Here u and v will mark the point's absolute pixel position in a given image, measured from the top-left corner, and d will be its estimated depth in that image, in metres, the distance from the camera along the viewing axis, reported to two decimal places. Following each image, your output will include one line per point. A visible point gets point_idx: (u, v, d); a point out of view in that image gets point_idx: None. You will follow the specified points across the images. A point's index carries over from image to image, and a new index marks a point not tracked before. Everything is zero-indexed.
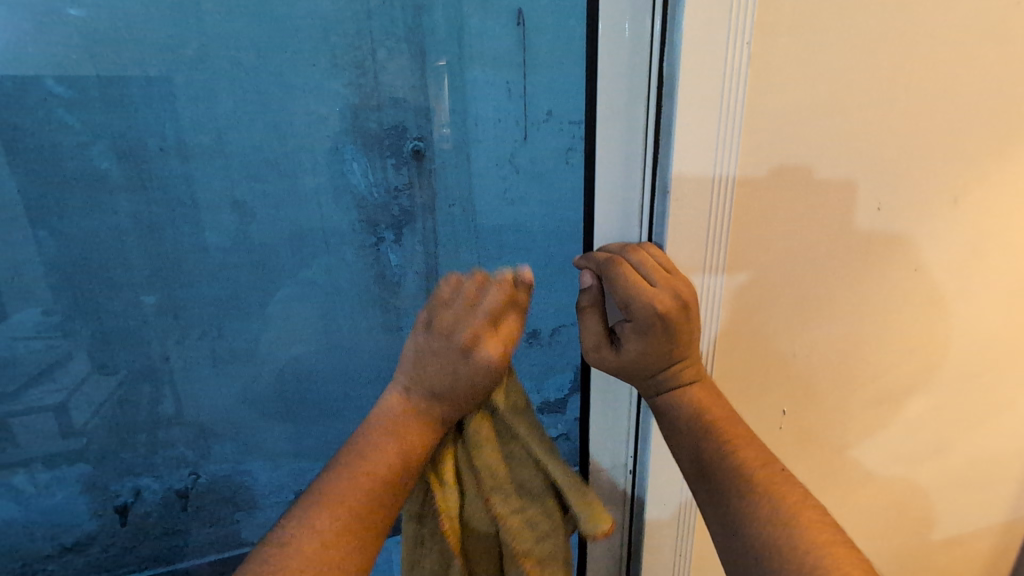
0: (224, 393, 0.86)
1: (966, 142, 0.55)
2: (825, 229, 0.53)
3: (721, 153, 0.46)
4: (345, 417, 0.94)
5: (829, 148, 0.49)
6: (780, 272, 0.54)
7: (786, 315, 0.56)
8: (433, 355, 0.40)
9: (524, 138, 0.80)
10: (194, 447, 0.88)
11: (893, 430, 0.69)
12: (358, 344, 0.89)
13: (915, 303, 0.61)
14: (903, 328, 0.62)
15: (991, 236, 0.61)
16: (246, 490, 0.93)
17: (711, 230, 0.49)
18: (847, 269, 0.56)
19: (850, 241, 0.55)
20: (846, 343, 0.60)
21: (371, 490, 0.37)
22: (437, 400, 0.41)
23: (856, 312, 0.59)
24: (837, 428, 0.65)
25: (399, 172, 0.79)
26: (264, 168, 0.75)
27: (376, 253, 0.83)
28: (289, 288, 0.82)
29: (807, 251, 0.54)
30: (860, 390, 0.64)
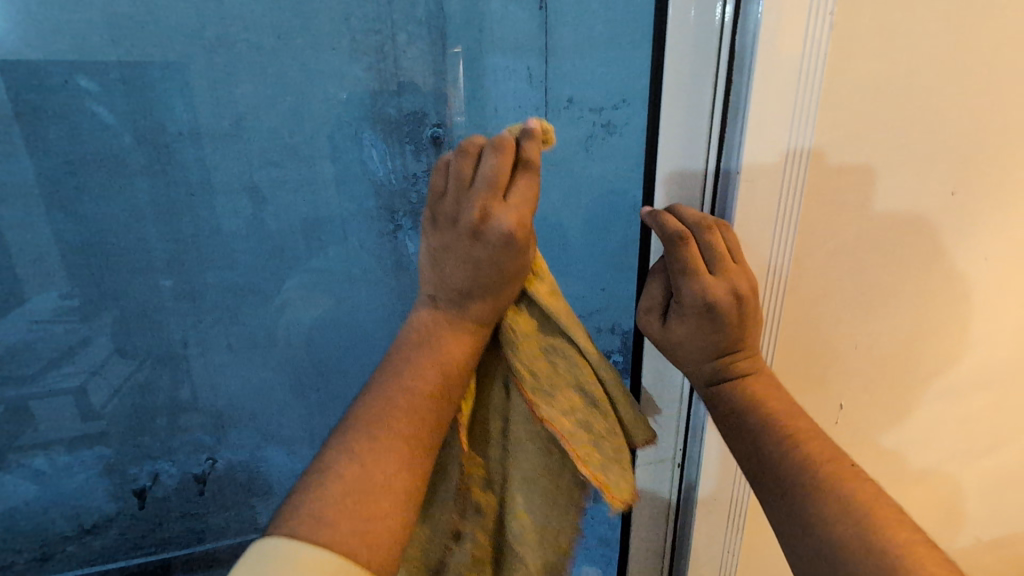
0: (239, 378, 0.85)
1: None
2: (883, 219, 0.54)
3: (794, 135, 0.48)
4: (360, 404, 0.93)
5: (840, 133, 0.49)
6: (844, 262, 0.55)
7: (840, 310, 0.57)
8: (452, 246, 0.50)
9: (545, 124, 0.78)
10: (212, 433, 0.87)
11: (943, 421, 0.67)
12: (378, 333, 0.88)
13: (980, 294, 0.61)
14: (965, 316, 0.61)
15: None
16: (263, 476, 0.92)
17: (777, 210, 0.51)
18: (911, 259, 0.56)
19: (914, 228, 0.55)
20: (910, 335, 0.60)
21: (429, 410, 0.49)
22: (466, 286, 0.51)
23: (923, 303, 0.59)
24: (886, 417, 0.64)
25: (418, 159, 0.78)
26: (281, 154, 0.74)
27: (393, 241, 0.82)
28: (306, 275, 0.82)
29: (870, 240, 0.54)
30: (915, 381, 0.63)
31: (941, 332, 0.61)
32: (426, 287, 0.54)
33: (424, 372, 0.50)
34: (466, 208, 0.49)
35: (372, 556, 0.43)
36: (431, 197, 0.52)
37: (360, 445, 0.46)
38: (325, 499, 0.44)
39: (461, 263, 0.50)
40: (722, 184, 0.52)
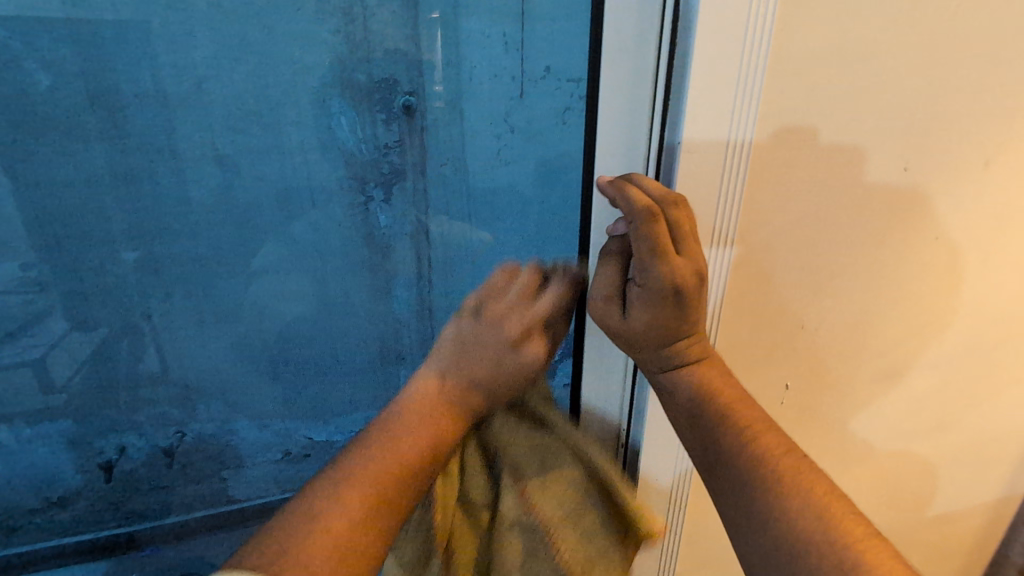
0: (207, 351, 0.84)
1: (986, 113, 0.54)
2: (840, 193, 0.53)
3: (735, 118, 0.46)
4: (331, 377, 0.92)
5: (801, 104, 0.47)
6: (801, 239, 0.54)
7: (795, 287, 0.56)
8: (475, 340, 0.50)
9: (521, 95, 0.75)
10: (180, 406, 0.85)
11: (894, 399, 0.68)
12: (351, 307, 0.88)
13: (936, 273, 0.61)
14: (920, 293, 0.62)
15: (1014, 206, 0.60)
16: (233, 449, 0.89)
17: (720, 184, 0.49)
18: (867, 233, 0.56)
19: (870, 199, 0.54)
20: (862, 313, 0.61)
21: (393, 460, 0.43)
22: (474, 388, 0.49)
23: (878, 280, 0.59)
24: (839, 396, 0.65)
25: (389, 128, 0.76)
26: (245, 120, 0.71)
27: (364, 213, 0.80)
28: (275, 246, 0.80)
29: (829, 217, 0.54)
30: (870, 360, 0.64)
31: (896, 310, 0.62)
32: (437, 360, 0.50)
33: (409, 418, 0.46)
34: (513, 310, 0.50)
35: (349, 533, 0.39)
36: (484, 292, 0.52)
37: (355, 476, 0.41)
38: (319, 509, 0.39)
39: (482, 357, 0.49)
40: (665, 157, 0.49)
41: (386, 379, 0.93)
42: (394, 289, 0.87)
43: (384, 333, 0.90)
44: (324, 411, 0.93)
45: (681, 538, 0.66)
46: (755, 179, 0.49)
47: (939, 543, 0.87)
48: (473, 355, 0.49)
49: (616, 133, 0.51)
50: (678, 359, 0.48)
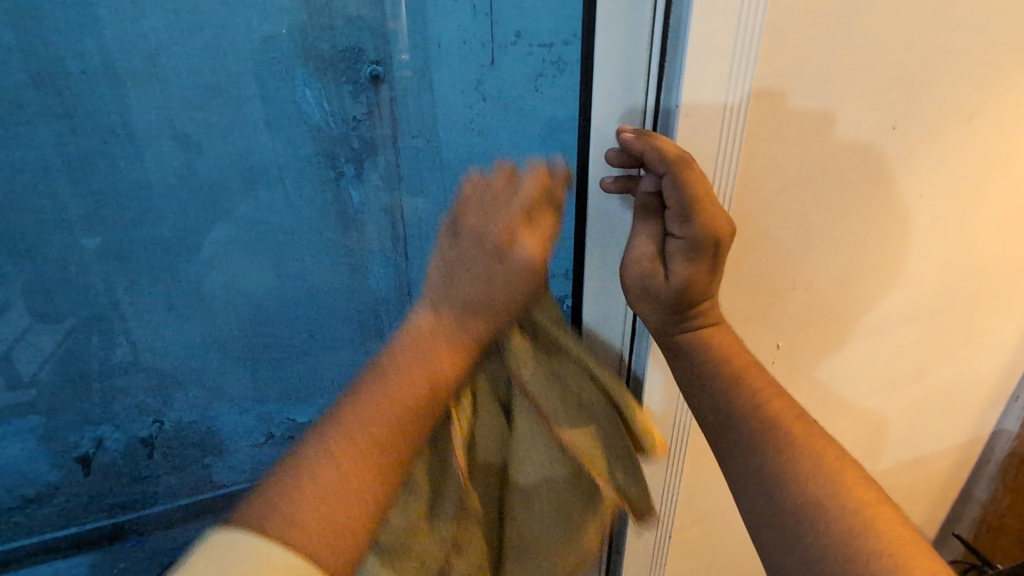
0: (177, 338, 0.80)
1: (959, 67, 0.54)
2: (826, 152, 0.53)
3: (732, 80, 0.47)
4: (310, 359, 0.90)
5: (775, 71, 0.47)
6: (793, 202, 0.55)
7: (788, 251, 0.57)
8: (465, 262, 0.57)
9: (492, 62, 0.73)
10: (156, 395, 0.83)
11: (878, 358, 0.71)
12: (326, 286, 0.85)
13: (915, 228, 0.62)
14: (902, 249, 0.63)
15: (992, 157, 0.61)
16: (214, 435, 0.89)
17: (719, 147, 0.50)
18: (853, 192, 0.57)
19: (854, 157, 0.55)
20: (849, 273, 0.62)
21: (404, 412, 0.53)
22: (472, 318, 0.56)
23: (863, 239, 0.60)
24: (828, 358, 0.67)
25: (357, 99, 0.73)
26: (204, 96, 0.67)
27: (335, 189, 0.78)
28: (240, 222, 0.76)
29: (818, 178, 0.54)
30: (857, 320, 0.66)
31: (880, 267, 0.63)
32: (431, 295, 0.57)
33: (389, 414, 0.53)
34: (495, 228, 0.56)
35: (328, 560, 0.47)
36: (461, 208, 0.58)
37: (337, 445, 0.51)
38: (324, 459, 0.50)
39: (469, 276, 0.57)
40: (664, 116, 0.50)
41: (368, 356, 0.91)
42: (369, 267, 0.85)
43: (362, 312, 0.88)
44: (305, 391, 0.91)
45: (676, 496, 0.73)
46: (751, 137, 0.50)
47: (913, 491, 0.91)
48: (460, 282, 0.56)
49: (610, 95, 0.51)
50: (698, 320, 0.57)
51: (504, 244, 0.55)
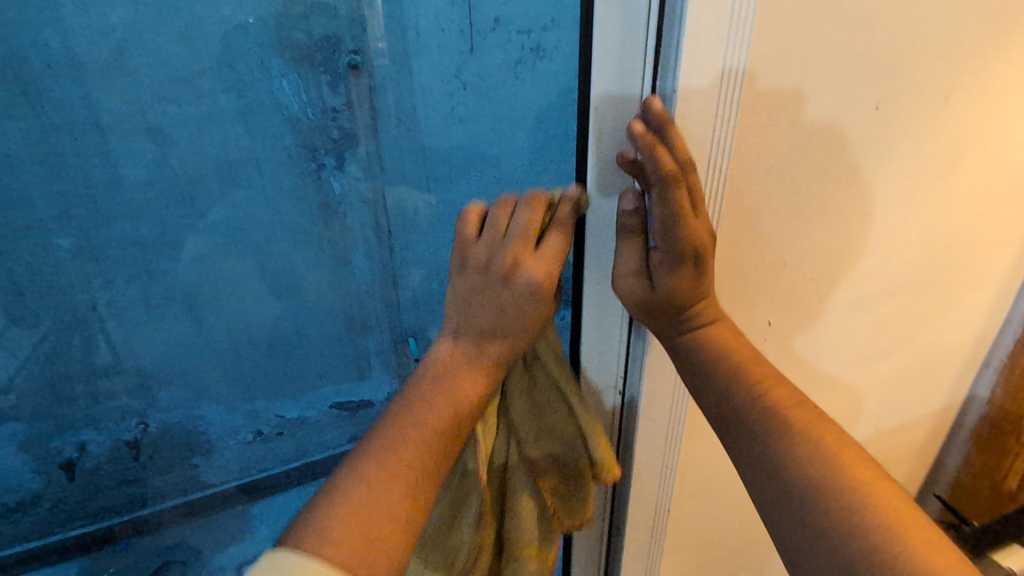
0: (159, 338, 0.78)
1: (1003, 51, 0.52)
2: (908, 107, 0.45)
3: (729, 42, 0.37)
4: (297, 355, 0.89)
5: (811, 62, 0.40)
6: (878, 179, 0.47)
7: (869, 246, 0.50)
8: (478, 292, 0.50)
9: (471, 49, 0.73)
10: (139, 398, 0.81)
11: (954, 365, 0.64)
12: (313, 281, 0.84)
13: (1000, 209, 0.55)
14: (988, 237, 0.55)
15: None
16: (201, 436, 0.87)
17: (716, 120, 0.40)
18: (937, 170, 0.49)
19: (940, 115, 0.46)
20: (930, 272, 0.55)
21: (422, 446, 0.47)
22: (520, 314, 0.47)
23: (948, 228, 0.53)
24: (904, 370, 0.60)
25: (336, 90, 0.72)
26: (176, 88, 0.65)
27: (317, 181, 0.77)
28: (222, 217, 0.74)
29: (902, 147, 0.46)
30: (934, 327, 0.59)
31: (962, 260, 0.56)
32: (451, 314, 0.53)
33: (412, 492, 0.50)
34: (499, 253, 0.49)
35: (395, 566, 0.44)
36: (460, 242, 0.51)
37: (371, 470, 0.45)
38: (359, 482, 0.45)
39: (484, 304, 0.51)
40: (658, 106, 0.40)
41: (355, 351, 0.92)
42: (353, 260, 0.84)
43: (348, 306, 0.88)
44: (294, 387, 0.91)
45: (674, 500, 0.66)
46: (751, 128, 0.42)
47: None
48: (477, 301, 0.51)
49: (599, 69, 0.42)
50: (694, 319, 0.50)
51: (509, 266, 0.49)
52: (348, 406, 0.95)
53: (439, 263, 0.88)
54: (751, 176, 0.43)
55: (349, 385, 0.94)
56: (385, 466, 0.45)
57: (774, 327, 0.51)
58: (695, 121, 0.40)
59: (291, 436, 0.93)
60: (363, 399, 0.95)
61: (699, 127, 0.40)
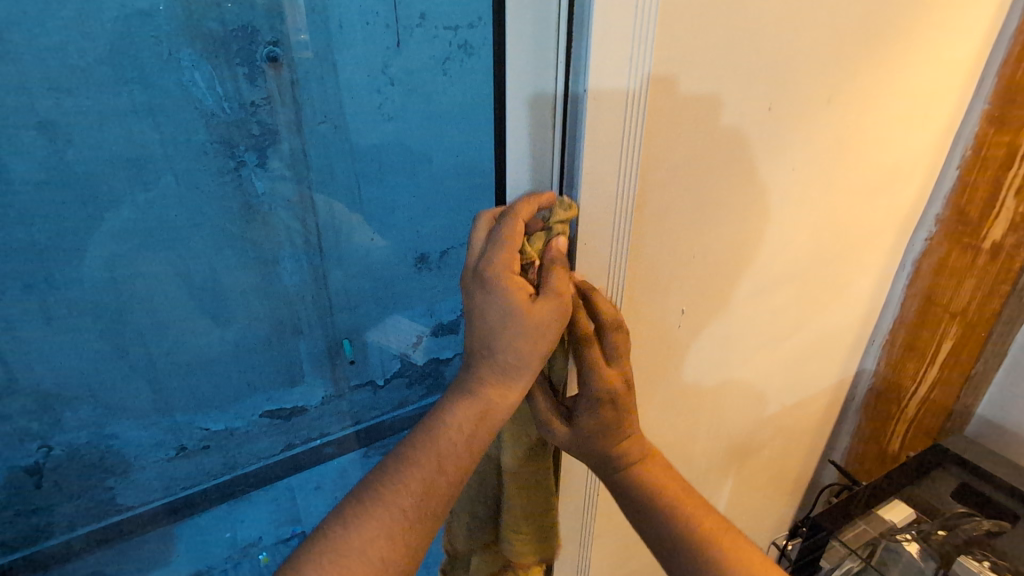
0: (61, 353, 0.71)
1: (911, 48, 0.48)
2: (793, 108, 0.43)
3: (634, 50, 0.33)
4: (219, 365, 0.84)
5: (725, 69, 0.37)
6: (771, 182, 0.46)
7: (768, 248, 0.50)
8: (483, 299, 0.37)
9: (397, 44, 0.72)
10: (39, 419, 0.73)
11: (843, 342, 0.69)
12: (237, 287, 0.79)
13: (876, 194, 0.57)
14: (866, 217, 0.58)
15: (936, 118, 0.57)
16: (116, 454, 0.80)
17: (623, 143, 0.36)
18: (823, 165, 0.49)
19: (825, 113, 0.45)
20: (819, 257, 0.56)
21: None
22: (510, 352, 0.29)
23: (830, 218, 0.54)
24: (802, 357, 0.64)
25: (254, 84, 0.68)
26: (70, 77, 0.59)
27: (236, 180, 0.72)
28: (130, 217, 0.68)
29: (790, 149, 0.45)
30: (829, 307, 0.63)
31: (845, 243, 0.58)
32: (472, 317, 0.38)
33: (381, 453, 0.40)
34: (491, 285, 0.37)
35: None
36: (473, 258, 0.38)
37: None
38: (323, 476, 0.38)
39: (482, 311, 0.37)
40: (571, 114, 0.35)
41: (286, 356, 0.88)
42: (280, 260, 0.80)
43: (277, 308, 0.84)
44: (219, 398, 0.85)
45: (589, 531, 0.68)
46: (660, 150, 0.38)
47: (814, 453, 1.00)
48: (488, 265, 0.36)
49: (521, 65, 0.35)
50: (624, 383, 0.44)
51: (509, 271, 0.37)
52: (281, 413, 0.91)
53: (371, 264, 0.87)
54: (658, 223, 0.41)
55: (279, 393, 0.90)
56: None
57: (681, 333, 0.49)
58: (601, 141, 0.35)
59: (218, 450, 0.87)
60: (296, 405, 0.92)
61: (605, 155, 0.36)
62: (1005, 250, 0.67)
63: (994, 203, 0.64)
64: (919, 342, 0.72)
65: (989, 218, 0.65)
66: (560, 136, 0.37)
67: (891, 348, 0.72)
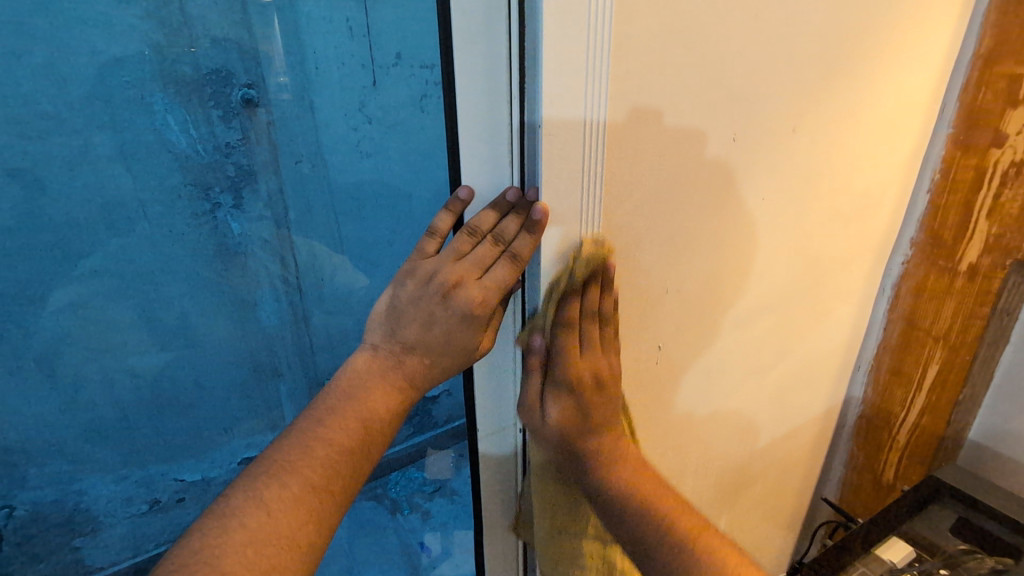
0: (25, 410, 0.68)
1: (874, 80, 0.51)
2: (755, 135, 0.45)
3: (590, 87, 0.35)
4: (193, 413, 0.80)
5: (692, 103, 0.40)
6: (739, 209, 0.47)
7: (746, 271, 0.51)
8: (411, 304, 0.42)
9: (373, 83, 0.71)
10: (3, 478, 0.70)
11: (827, 363, 0.69)
12: (212, 334, 0.77)
13: (853, 216, 0.59)
14: (844, 238, 0.59)
15: (900, 139, 0.58)
16: (83, 511, 0.78)
17: (584, 174, 0.38)
18: (794, 190, 0.51)
19: (788, 140, 0.47)
20: (799, 281, 0.57)
21: (350, 457, 0.39)
22: (426, 344, 0.43)
23: (807, 246, 0.56)
24: (791, 379, 0.64)
25: (229, 126, 0.68)
26: (43, 126, 0.59)
27: (212, 222, 0.71)
28: (100, 265, 0.66)
29: (758, 176, 0.47)
30: (813, 332, 0.63)
31: (821, 264, 0.58)
32: (374, 331, 0.44)
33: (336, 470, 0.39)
34: (445, 265, 0.41)
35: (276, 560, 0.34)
36: (420, 256, 0.43)
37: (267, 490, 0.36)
38: (262, 497, 0.35)
39: (423, 321, 0.42)
40: (530, 143, 0.38)
41: (264, 399, 0.85)
42: (259, 302, 0.78)
43: (256, 351, 0.81)
44: (194, 446, 0.83)
45: None
46: (619, 177, 0.39)
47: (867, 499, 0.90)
48: (418, 304, 0.42)
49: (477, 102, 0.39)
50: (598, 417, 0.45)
51: (452, 285, 0.41)
52: None
53: (353, 304, 0.86)
54: (650, 258, 0.44)
55: (259, 438, 0.87)
56: (285, 485, 0.36)
57: (673, 361, 0.50)
58: (560, 172, 0.37)
59: (193, 501, 0.85)
60: None
61: (566, 186, 0.38)
62: (984, 273, 0.68)
63: (966, 225, 0.67)
64: (905, 368, 0.75)
65: (963, 239, 0.67)
66: (517, 161, 0.40)
67: (877, 372, 0.78)
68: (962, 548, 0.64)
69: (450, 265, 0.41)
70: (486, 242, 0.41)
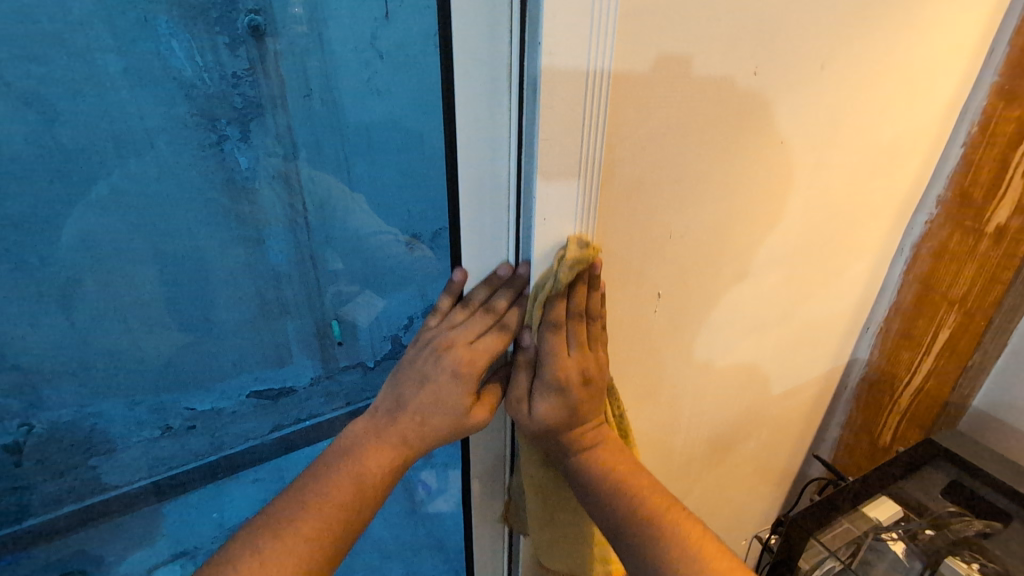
0: (39, 332, 0.67)
1: (910, 28, 0.47)
2: (778, 81, 0.42)
3: (596, 32, 0.32)
4: (202, 345, 0.81)
5: (717, 42, 0.37)
6: (757, 161, 0.45)
7: (758, 224, 0.49)
8: (410, 369, 0.44)
9: (386, 14, 0.67)
10: (20, 398, 0.69)
11: (830, 330, 0.68)
12: (218, 268, 0.77)
13: (875, 171, 0.56)
14: (864, 193, 0.57)
15: (932, 94, 0.55)
16: (102, 433, 0.77)
17: (584, 125, 0.34)
18: (813, 140, 0.48)
19: (814, 89, 0.44)
20: (812, 238, 0.56)
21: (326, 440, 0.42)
22: (424, 411, 0.43)
23: (823, 202, 0.54)
24: (794, 339, 0.63)
25: (235, 53, 0.65)
26: (41, 43, 0.55)
27: (219, 155, 0.70)
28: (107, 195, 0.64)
29: (779, 125, 0.45)
30: (822, 291, 0.62)
31: (836, 220, 0.56)
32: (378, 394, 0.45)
33: (336, 483, 0.40)
34: (440, 334, 0.44)
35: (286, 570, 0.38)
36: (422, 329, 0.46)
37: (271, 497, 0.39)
38: None
39: (419, 380, 0.43)
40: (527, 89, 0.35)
41: (272, 335, 0.86)
42: (267, 238, 0.78)
43: (264, 287, 0.82)
44: (205, 377, 0.83)
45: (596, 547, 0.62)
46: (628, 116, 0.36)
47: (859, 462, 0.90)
48: (414, 376, 0.44)
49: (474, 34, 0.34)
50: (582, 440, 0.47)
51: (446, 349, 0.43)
52: (268, 393, 0.90)
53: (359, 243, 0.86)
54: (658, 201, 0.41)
55: (268, 373, 0.89)
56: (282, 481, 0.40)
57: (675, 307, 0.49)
58: (559, 125, 0.34)
59: (204, 431, 0.86)
60: (284, 387, 0.91)
61: (561, 135, 0.34)
62: (1011, 237, 0.66)
63: (997, 184, 0.64)
64: (916, 333, 0.74)
65: (993, 198, 0.65)
66: (517, 127, 0.37)
67: (884, 339, 0.76)
68: (951, 510, 0.66)
69: (445, 334, 0.44)
70: (477, 314, 0.43)
